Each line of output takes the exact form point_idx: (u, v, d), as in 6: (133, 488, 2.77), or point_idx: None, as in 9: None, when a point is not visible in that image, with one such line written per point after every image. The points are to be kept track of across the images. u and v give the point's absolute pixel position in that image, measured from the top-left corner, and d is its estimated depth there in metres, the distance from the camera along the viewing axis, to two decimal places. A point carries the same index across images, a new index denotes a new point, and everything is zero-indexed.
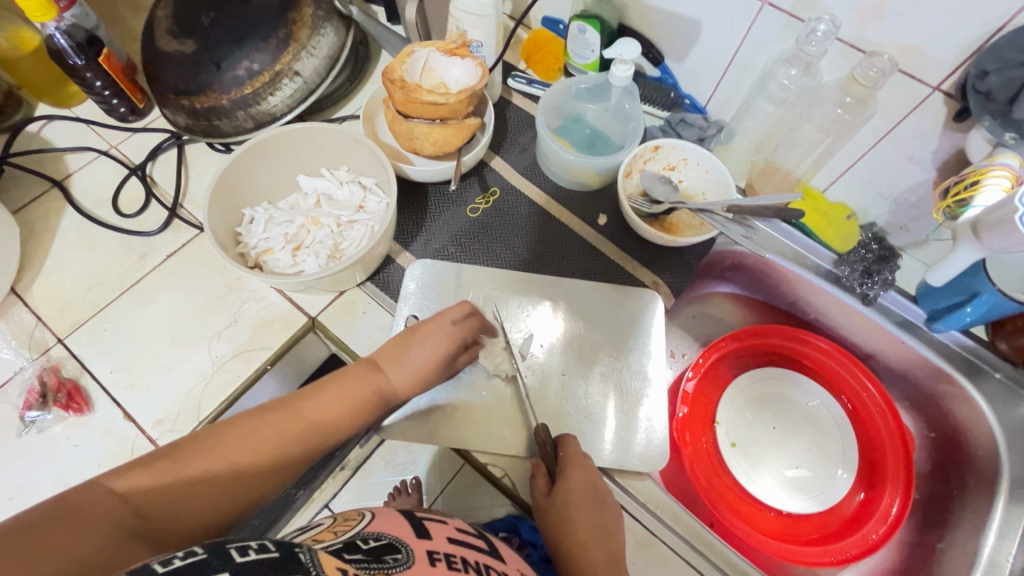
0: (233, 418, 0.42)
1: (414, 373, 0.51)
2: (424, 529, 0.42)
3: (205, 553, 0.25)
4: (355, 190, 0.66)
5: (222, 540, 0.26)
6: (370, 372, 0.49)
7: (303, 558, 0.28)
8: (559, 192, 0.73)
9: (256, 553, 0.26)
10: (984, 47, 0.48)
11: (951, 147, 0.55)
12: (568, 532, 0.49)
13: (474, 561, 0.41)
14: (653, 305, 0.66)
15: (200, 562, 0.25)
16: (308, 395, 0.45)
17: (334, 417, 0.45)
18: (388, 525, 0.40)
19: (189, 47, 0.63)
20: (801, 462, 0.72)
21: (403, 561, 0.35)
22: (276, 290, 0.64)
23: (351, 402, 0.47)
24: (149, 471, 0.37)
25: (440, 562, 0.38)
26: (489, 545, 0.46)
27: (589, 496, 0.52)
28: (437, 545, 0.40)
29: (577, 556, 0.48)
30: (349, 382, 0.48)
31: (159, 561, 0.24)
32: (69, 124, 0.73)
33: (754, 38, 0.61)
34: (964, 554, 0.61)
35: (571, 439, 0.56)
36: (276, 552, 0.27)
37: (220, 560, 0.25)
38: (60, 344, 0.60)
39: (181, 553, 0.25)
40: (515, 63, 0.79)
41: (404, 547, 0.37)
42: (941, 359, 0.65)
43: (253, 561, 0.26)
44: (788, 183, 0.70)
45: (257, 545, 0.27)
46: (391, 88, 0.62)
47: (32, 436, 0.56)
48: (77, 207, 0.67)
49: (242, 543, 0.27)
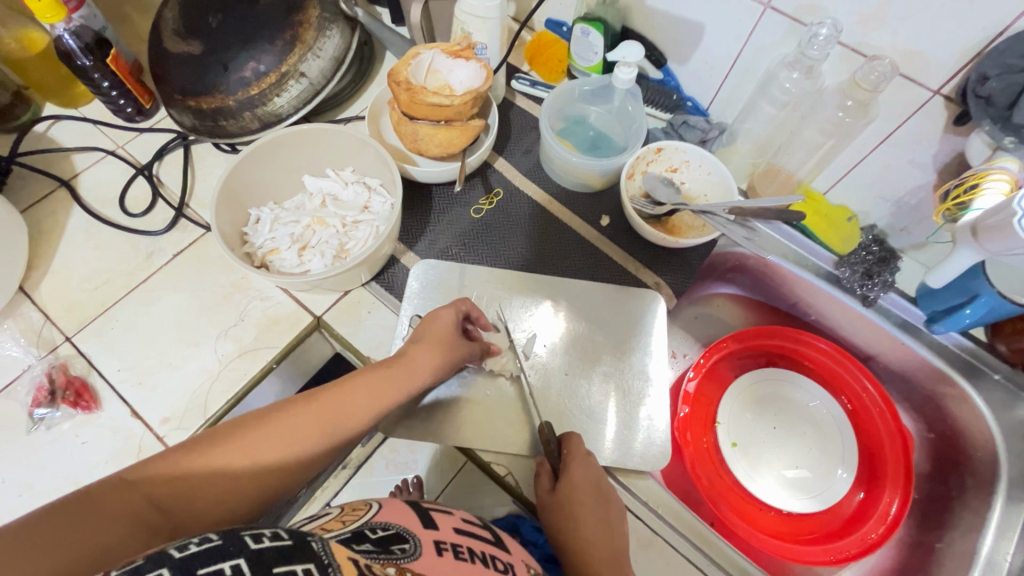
0: (258, 411, 0.42)
1: (427, 373, 0.51)
2: (432, 519, 0.43)
3: (220, 539, 0.27)
4: (360, 191, 0.67)
5: (238, 527, 0.28)
6: (390, 369, 0.48)
7: (316, 546, 0.29)
8: (562, 193, 0.73)
9: (269, 540, 0.27)
10: (984, 52, 0.48)
11: (951, 150, 0.56)
12: (571, 528, 0.50)
13: (479, 551, 0.42)
14: (655, 306, 0.67)
15: (216, 547, 0.26)
16: (330, 391, 0.45)
17: (356, 410, 0.45)
18: (396, 515, 0.41)
19: (197, 49, 0.63)
20: (801, 462, 0.72)
21: (411, 552, 0.36)
22: (282, 290, 0.64)
23: (373, 400, 0.46)
24: (170, 463, 0.37)
25: (447, 553, 0.39)
26: (495, 535, 0.46)
27: (591, 493, 0.52)
28: (443, 535, 0.41)
29: (581, 552, 0.49)
30: (372, 378, 0.47)
31: (176, 547, 0.26)
32: (77, 124, 0.74)
33: (757, 41, 0.61)
34: (962, 553, 0.61)
35: (574, 437, 0.57)
36: (289, 540, 0.28)
37: (235, 546, 0.26)
38: (68, 343, 0.61)
39: (198, 539, 0.27)
40: (519, 65, 0.80)
41: (412, 538, 0.38)
42: (941, 360, 0.66)
43: (265, 549, 0.27)
44: (789, 186, 0.70)
45: (270, 532, 0.28)
46: (397, 90, 0.62)
47: (41, 433, 0.56)
48: (84, 206, 0.68)
49: (256, 531, 0.28)
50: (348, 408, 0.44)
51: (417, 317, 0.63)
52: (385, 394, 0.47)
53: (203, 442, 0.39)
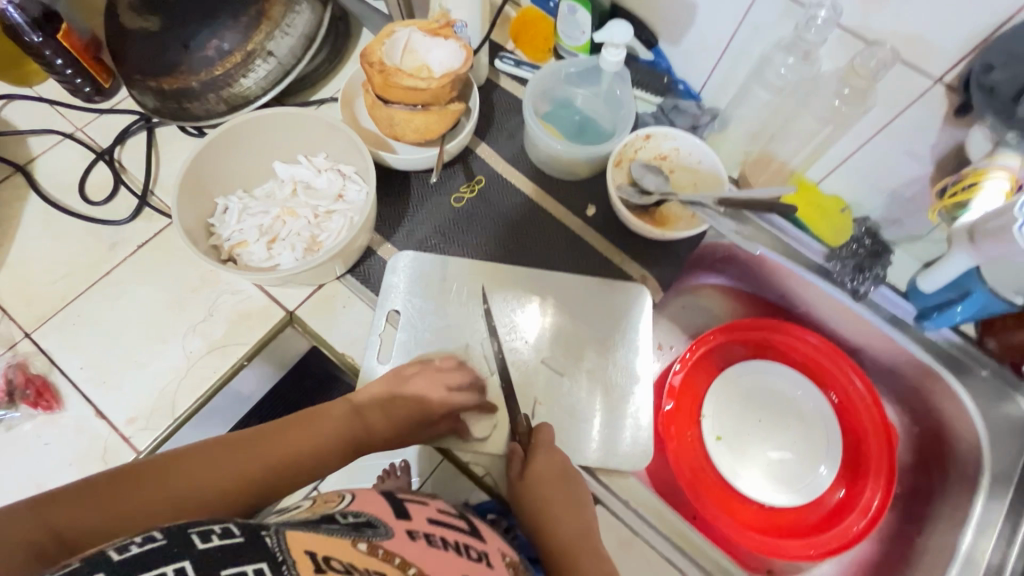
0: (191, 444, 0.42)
1: (382, 423, 0.52)
2: (405, 509, 0.42)
3: (164, 539, 0.26)
4: (333, 178, 0.63)
5: (184, 525, 0.27)
6: (344, 418, 0.50)
7: (271, 541, 0.28)
8: (548, 181, 0.70)
9: (217, 539, 0.26)
10: (991, 39, 0.45)
11: (950, 142, 0.54)
12: (542, 515, 0.53)
13: (453, 540, 0.41)
14: (640, 299, 0.65)
15: (159, 549, 0.25)
16: (275, 428, 0.46)
17: (302, 444, 0.46)
18: (369, 504, 0.40)
19: (154, 25, 0.59)
20: (786, 454, 0.72)
21: (383, 535, 0.35)
22: (252, 283, 0.61)
23: (317, 443, 0.47)
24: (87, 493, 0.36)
25: (420, 539, 0.38)
26: (470, 524, 0.46)
27: (558, 479, 0.54)
28: (416, 524, 0.40)
29: (550, 531, 0.52)
30: (319, 422, 0.49)
31: (116, 548, 0.25)
32: (32, 104, 0.70)
33: (752, 23, 0.58)
34: (943, 548, 0.61)
35: (543, 432, 0.57)
36: (240, 537, 0.27)
37: (181, 546, 0.25)
38: (27, 339, 0.58)
39: (141, 538, 0.26)
40: (503, 43, 0.75)
41: (384, 524, 0.37)
42: (930, 355, 0.65)
43: (214, 548, 0.26)
44: (781, 177, 0.67)
45: (220, 530, 0.27)
46: (369, 72, 0.58)
47: (1, 434, 0.54)
48: (41, 194, 0.64)
49: (205, 529, 0.27)
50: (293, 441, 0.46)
51: (395, 312, 0.62)
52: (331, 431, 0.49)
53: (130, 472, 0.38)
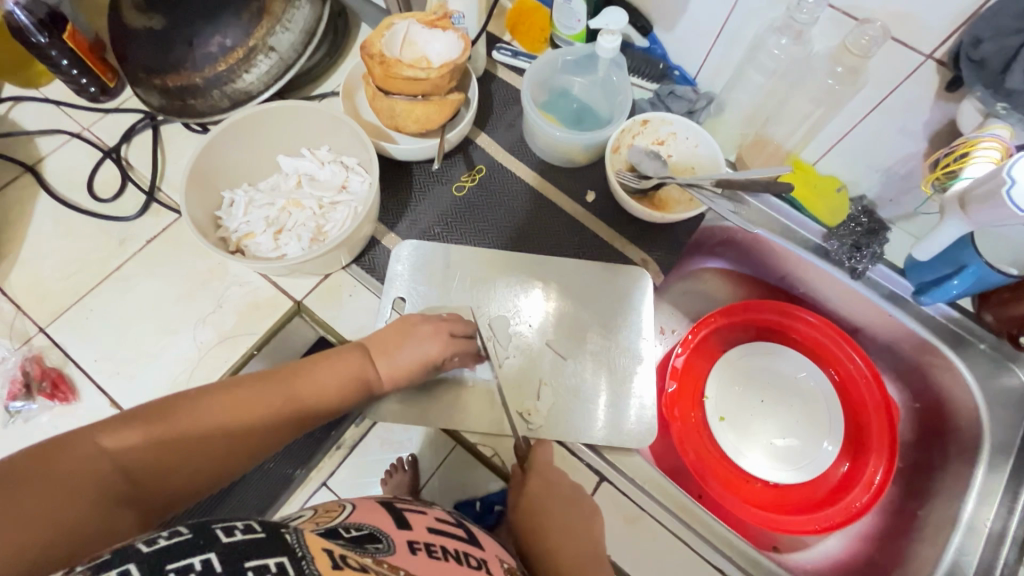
0: (217, 384, 0.44)
1: (396, 376, 0.54)
2: (405, 520, 0.43)
3: (190, 532, 0.27)
4: (337, 170, 0.64)
5: (207, 520, 0.28)
6: (361, 360, 0.52)
7: (289, 538, 0.30)
8: (548, 169, 0.71)
9: (241, 533, 0.28)
10: (978, 13, 0.46)
11: (942, 118, 0.55)
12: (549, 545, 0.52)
13: (452, 549, 0.42)
14: (642, 282, 0.66)
15: (185, 541, 0.27)
16: (294, 370, 0.48)
17: (325, 390, 0.49)
18: (369, 517, 0.41)
19: (157, 23, 0.60)
20: (789, 432, 0.73)
21: (385, 549, 0.36)
22: (258, 274, 0.63)
23: (338, 383, 0.50)
24: (135, 428, 0.38)
25: (420, 551, 0.39)
26: (468, 532, 0.47)
27: (565, 499, 0.54)
28: (416, 534, 0.41)
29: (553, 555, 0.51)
30: (338, 363, 0.51)
31: (145, 541, 0.26)
32: (38, 106, 0.71)
33: (744, 7, 0.59)
34: (944, 519, 0.62)
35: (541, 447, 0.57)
36: (262, 533, 0.29)
37: (205, 539, 0.27)
38: (41, 334, 0.60)
39: (167, 533, 0.27)
40: (500, 35, 0.77)
41: (385, 537, 0.38)
42: (927, 331, 0.66)
43: (237, 541, 0.27)
44: (777, 158, 0.68)
45: (242, 526, 0.29)
46: (370, 64, 0.60)
47: (19, 425, 0.56)
48: (51, 192, 0.66)
49: (227, 524, 0.28)
50: (314, 385, 0.48)
51: (400, 300, 0.63)
52: (346, 374, 0.51)
53: (169, 408, 0.41)
